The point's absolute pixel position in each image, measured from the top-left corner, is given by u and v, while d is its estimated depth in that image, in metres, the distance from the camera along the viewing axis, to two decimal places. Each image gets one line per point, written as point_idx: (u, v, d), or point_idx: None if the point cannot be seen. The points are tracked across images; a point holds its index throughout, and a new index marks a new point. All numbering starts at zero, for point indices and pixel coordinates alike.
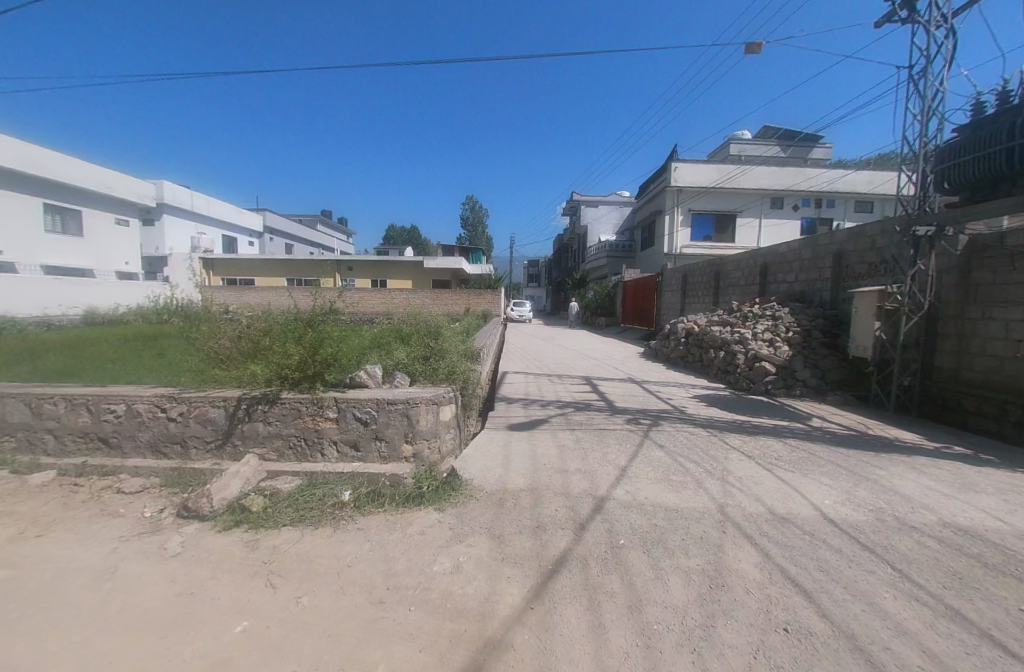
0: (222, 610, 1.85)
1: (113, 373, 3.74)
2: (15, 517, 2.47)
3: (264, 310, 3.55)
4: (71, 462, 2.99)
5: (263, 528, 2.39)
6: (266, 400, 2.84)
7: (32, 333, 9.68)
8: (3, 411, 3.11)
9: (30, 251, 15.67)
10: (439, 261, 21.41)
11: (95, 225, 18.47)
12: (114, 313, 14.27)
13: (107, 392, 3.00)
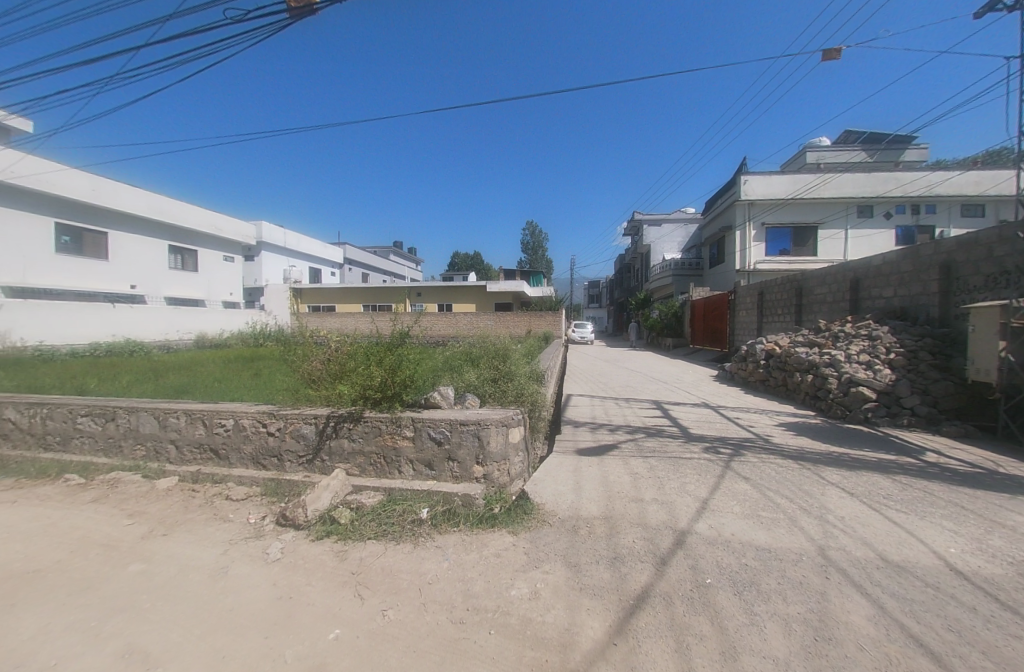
0: (318, 617, 1.96)
1: (229, 391, 4.24)
2: (146, 518, 2.84)
3: (349, 335, 3.82)
4: (191, 470, 3.39)
5: (350, 540, 2.53)
6: (351, 419, 3.07)
7: (171, 355, 11.42)
8: (135, 422, 3.59)
9: (157, 286, 18.55)
10: (501, 285, 21.96)
11: (208, 261, 21.27)
12: (220, 339, 16.30)
13: (219, 408, 3.39)
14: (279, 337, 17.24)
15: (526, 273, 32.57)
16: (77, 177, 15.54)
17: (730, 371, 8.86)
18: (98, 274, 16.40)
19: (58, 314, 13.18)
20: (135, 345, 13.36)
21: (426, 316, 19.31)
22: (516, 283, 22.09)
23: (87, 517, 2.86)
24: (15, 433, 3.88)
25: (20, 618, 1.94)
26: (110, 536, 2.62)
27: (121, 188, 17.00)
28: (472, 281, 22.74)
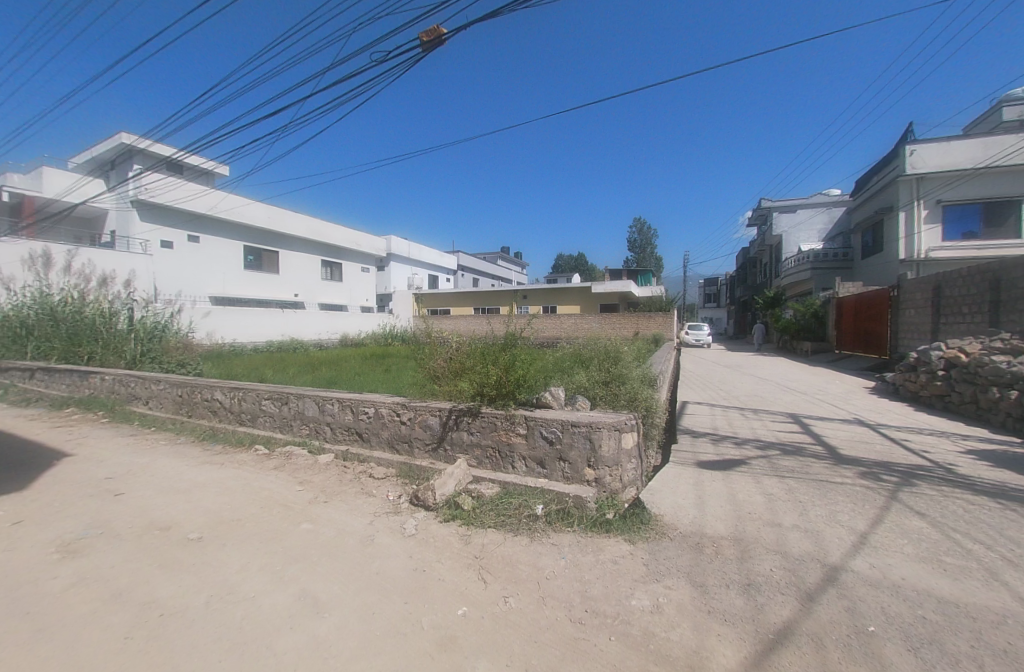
0: (448, 592, 2.16)
1: (372, 383, 4.90)
2: (312, 485, 3.43)
3: (467, 335, 4.11)
4: (342, 449, 4.00)
5: (473, 526, 2.72)
6: (469, 413, 3.31)
7: (330, 351, 13.66)
8: (302, 406, 4.36)
9: (312, 294, 22.35)
10: (608, 285, 21.50)
11: (349, 272, 24.88)
12: (359, 340, 19.06)
13: (363, 397, 3.94)
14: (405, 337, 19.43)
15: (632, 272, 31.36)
16: (259, 208, 19.53)
17: (893, 383, 7.35)
18: (271, 285, 20.39)
19: (240, 316, 16.47)
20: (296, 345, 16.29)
21: (541, 319, 19.80)
22: (622, 283, 21.44)
23: (272, 481, 3.56)
24: (223, 410, 5.00)
25: (235, 556, 2.52)
26: (287, 497, 3.23)
27: (288, 214, 20.92)
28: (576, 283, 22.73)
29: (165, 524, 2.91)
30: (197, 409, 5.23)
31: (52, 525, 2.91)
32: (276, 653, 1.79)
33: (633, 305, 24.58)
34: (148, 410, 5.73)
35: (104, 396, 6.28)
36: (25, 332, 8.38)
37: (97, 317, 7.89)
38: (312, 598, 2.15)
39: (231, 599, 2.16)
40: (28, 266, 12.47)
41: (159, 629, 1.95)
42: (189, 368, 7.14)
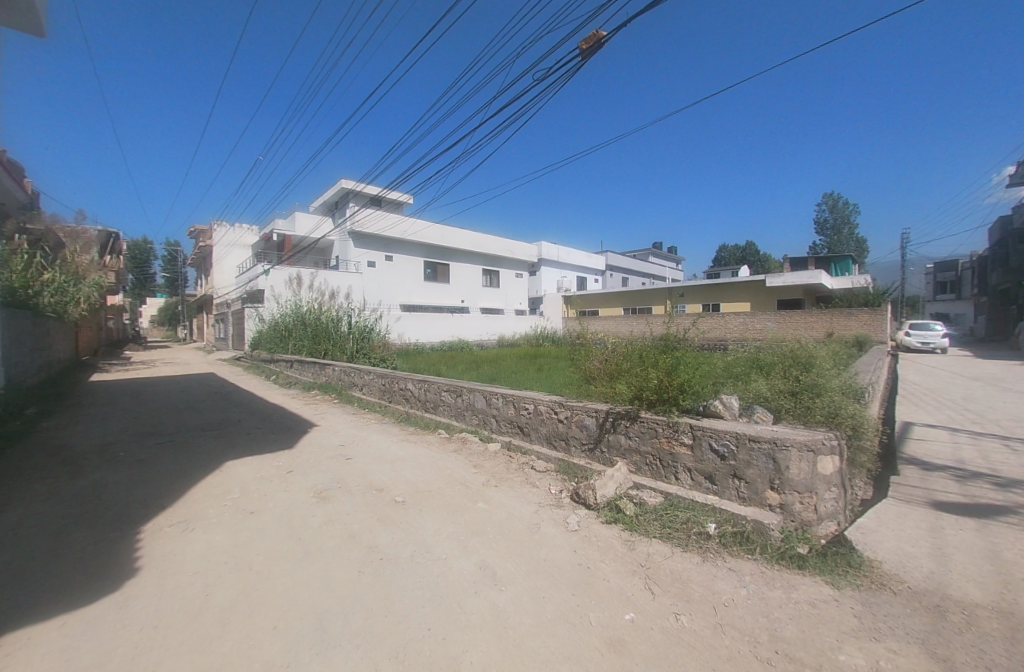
0: (614, 595, 2.17)
1: (532, 380, 5.27)
2: (484, 470, 3.89)
3: (623, 337, 4.10)
4: (506, 440, 4.43)
5: (636, 533, 2.70)
6: (628, 416, 3.31)
7: (495, 350, 15.17)
8: (472, 398, 4.97)
9: (475, 299, 25.15)
10: (786, 276, 18.46)
11: (506, 278, 27.12)
12: (515, 341, 20.95)
13: (523, 394, 4.28)
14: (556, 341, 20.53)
15: (818, 258, 25.97)
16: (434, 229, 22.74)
17: None
18: (444, 293, 23.76)
19: (422, 320, 20.13)
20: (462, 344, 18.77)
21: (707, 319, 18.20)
22: (808, 274, 18.00)
23: (452, 461, 4.17)
24: (412, 398, 6.06)
25: (429, 520, 3.05)
26: (465, 477, 3.74)
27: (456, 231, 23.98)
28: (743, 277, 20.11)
29: (379, 486, 3.68)
30: (395, 397, 6.46)
31: (310, 476, 4.00)
32: (466, 612, 2.11)
33: (825, 300, 20.37)
34: (362, 394, 7.33)
35: (336, 382, 8.29)
36: (288, 333, 11.60)
37: (332, 322, 10.49)
38: (491, 570, 2.44)
39: (429, 556, 2.62)
40: (293, 286, 17.32)
41: (382, 570, 2.52)
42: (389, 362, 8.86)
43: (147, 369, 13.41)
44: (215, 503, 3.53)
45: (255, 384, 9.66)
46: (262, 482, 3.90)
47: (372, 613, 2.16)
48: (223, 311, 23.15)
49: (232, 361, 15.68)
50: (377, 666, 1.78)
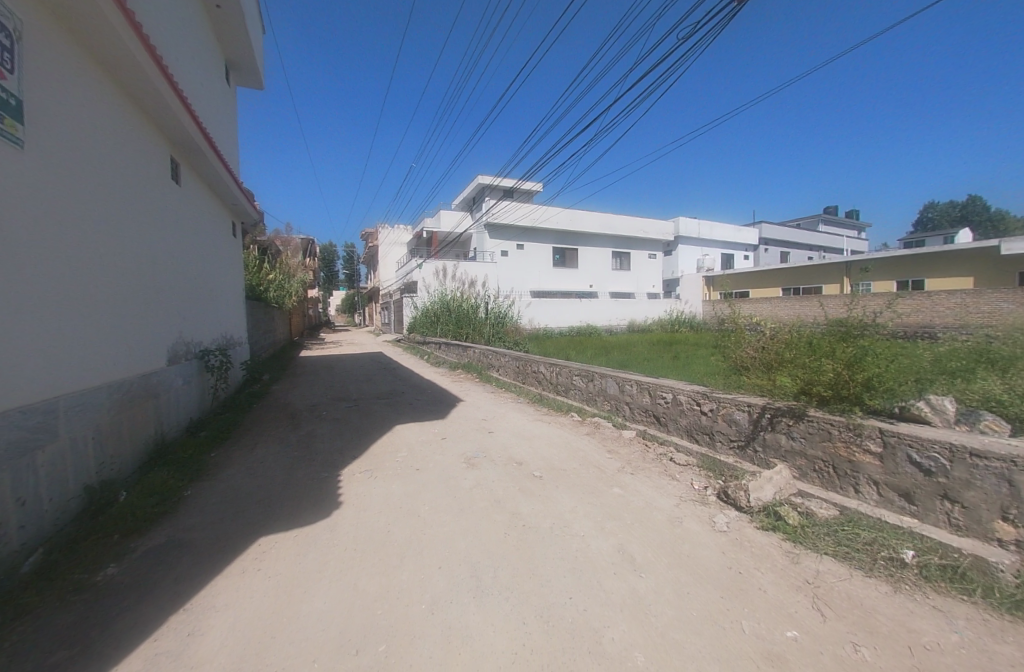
0: (772, 607, 1.98)
1: (669, 368, 5.02)
2: (619, 456, 3.90)
3: (787, 322, 3.75)
4: (641, 428, 4.38)
5: (801, 545, 2.42)
6: (792, 414, 2.98)
7: (633, 336, 14.91)
8: (605, 384, 5.00)
9: (603, 283, 24.70)
10: None
11: (637, 259, 25.83)
12: (648, 327, 20.19)
13: (660, 382, 4.18)
14: (696, 327, 18.95)
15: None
16: (561, 214, 22.89)
17: None
18: (573, 278, 23.88)
19: (551, 305, 20.64)
20: (591, 329, 18.81)
21: (905, 300, 14.64)
22: None
23: (586, 443, 4.28)
24: (546, 381, 6.36)
25: (566, 497, 3.22)
26: (599, 461, 3.81)
27: (586, 215, 23.76)
28: (962, 244, 15.16)
29: (518, 459, 4.00)
30: (529, 378, 6.86)
31: (460, 444, 4.56)
32: (606, 590, 2.19)
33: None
34: (500, 374, 7.97)
35: (477, 363, 9.17)
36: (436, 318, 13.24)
37: (471, 308, 11.58)
38: (629, 555, 2.47)
39: (568, 531, 2.77)
40: (440, 277, 19.52)
41: (525, 536, 2.77)
42: (523, 346, 9.40)
43: (337, 348, 16.93)
44: (390, 457, 4.33)
45: (413, 362, 11.34)
46: (422, 445, 4.61)
47: (518, 572, 2.41)
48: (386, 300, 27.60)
49: (394, 342, 18.65)
50: (524, 621, 2.01)
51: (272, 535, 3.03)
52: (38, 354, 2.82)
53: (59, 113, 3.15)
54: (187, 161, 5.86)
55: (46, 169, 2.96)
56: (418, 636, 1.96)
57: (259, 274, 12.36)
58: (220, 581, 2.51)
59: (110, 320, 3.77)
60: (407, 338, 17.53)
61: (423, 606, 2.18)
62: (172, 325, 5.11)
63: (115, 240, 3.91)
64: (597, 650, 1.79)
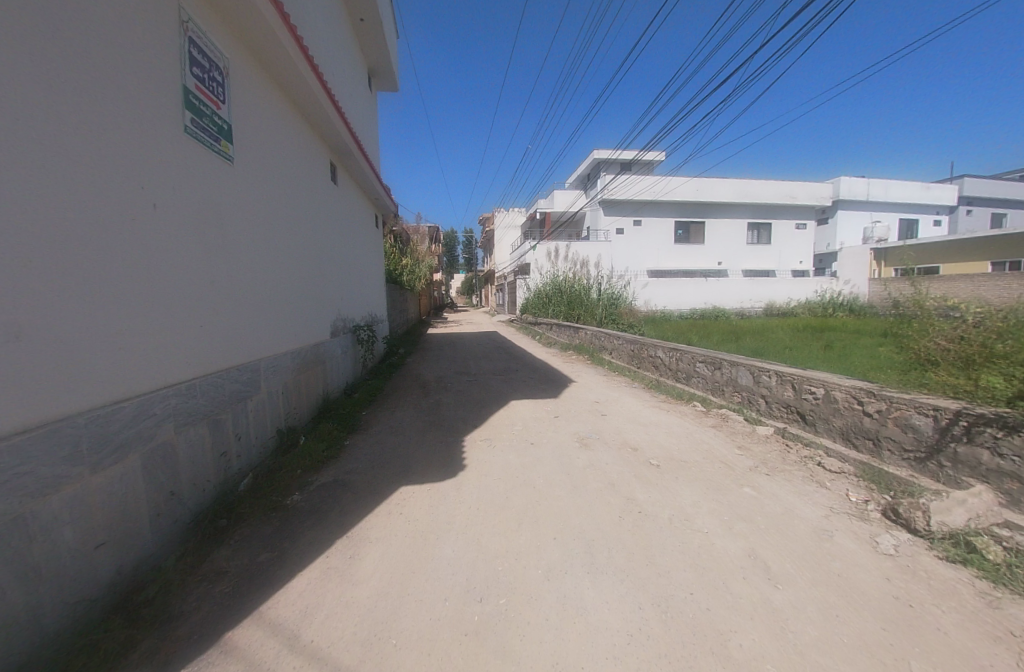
0: (954, 653, 1.64)
1: (820, 358, 4.32)
2: (752, 453, 3.54)
3: (1007, 305, 2.85)
4: (780, 426, 3.89)
5: (1005, 589, 1.92)
6: (1003, 426, 2.33)
7: (775, 320, 13.15)
8: (736, 372, 4.53)
9: (734, 259, 21.96)
10: None
11: (776, 229, 22.26)
12: (789, 310, 17.60)
13: (808, 375, 3.63)
14: (857, 309, 15.75)
15: None
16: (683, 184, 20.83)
17: None
18: (696, 255, 21.72)
19: (668, 286, 19.23)
20: (717, 311, 17.07)
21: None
22: None
23: (711, 435, 3.98)
24: (664, 366, 6.02)
25: (686, 489, 3.07)
26: (727, 456, 3.52)
27: (713, 183, 21.17)
28: None
29: (634, 445, 3.92)
30: (645, 363, 6.59)
31: (573, 424, 4.65)
32: (732, 593, 2.06)
33: None
34: (613, 357, 7.80)
35: (589, 344, 9.11)
36: (548, 299, 13.40)
37: (585, 289, 11.41)
38: (762, 562, 2.26)
39: (689, 524, 2.66)
40: (552, 259, 19.58)
41: (641, 522, 2.74)
42: (638, 329, 9.00)
43: (457, 326, 18.52)
44: (508, 430, 4.62)
45: (525, 341, 11.79)
46: (536, 421, 4.82)
47: (634, 556, 2.41)
48: (500, 281, 28.88)
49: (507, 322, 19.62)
50: (640, 606, 2.02)
51: (411, 486, 3.53)
52: (247, 325, 3.71)
53: (255, 133, 3.98)
54: (342, 163, 6.87)
55: (247, 179, 3.79)
56: (535, 597, 2.12)
57: (395, 259, 14.08)
58: (373, 518, 3.04)
59: (293, 300, 4.74)
60: (520, 318, 18.20)
61: (540, 570, 2.34)
62: (334, 304, 6.18)
63: (294, 235, 4.85)
64: (721, 652, 1.72)
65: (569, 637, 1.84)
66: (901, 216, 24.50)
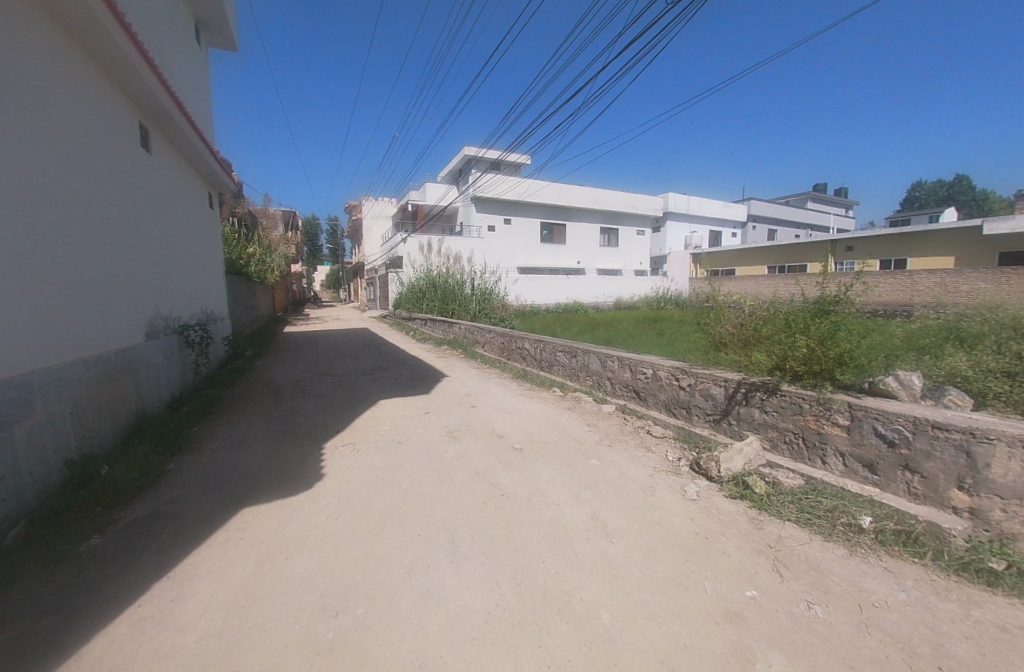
0: (734, 568, 2.09)
1: (650, 344, 5.11)
2: (599, 429, 3.98)
3: (767, 300, 3.73)
4: (621, 403, 4.46)
5: (766, 512, 2.52)
6: (766, 389, 3.05)
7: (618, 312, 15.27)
8: (588, 359, 5.04)
9: (592, 260, 24.62)
10: (1019, 221, 13.53)
11: (626, 236, 25.75)
12: (632, 304, 20.49)
13: (641, 358, 4.23)
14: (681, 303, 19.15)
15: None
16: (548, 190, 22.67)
17: None
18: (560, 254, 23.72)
19: (538, 283, 20.67)
20: (578, 306, 18.93)
21: (879, 276, 15.31)
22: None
23: (566, 417, 4.37)
24: (529, 357, 6.41)
25: (544, 469, 3.29)
26: (579, 433, 3.90)
27: (574, 190, 23.49)
28: (945, 223, 15.24)
29: (499, 433, 4.07)
30: (513, 354, 6.92)
31: (443, 418, 4.61)
32: (577, 554, 2.27)
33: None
34: (485, 351, 8.01)
35: (462, 339, 9.22)
36: (421, 295, 13.16)
37: (458, 284, 11.52)
38: (602, 522, 2.54)
39: (544, 500, 2.84)
40: (424, 252, 19.19)
41: (501, 505, 2.84)
42: (508, 322, 9.42)
43: (322, 324, 16.82)
44: (372, 432, 4.35)
45: (399, 337, 11.36)
46: (404, 419, 4.65)
47: (494, 538, 2.48)
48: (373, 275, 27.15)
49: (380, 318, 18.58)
50: (498, 584, 2.08)
51: (256, 505, 3.07)
52: (9, 327, 2.76)
53: (18, 74, 2.98)
54: (158, 127, 5.59)
55: (3, 133, 2.80)
56: (396, 598, 2.02)
57: (239, 246, 12.07)
58: (203, 550, 2.54)
59: (82, 294, 3.66)
60: (393, 314, 17.40)
61: (401, 571, 2.24)
62: (149, 299, 5.01)
63: (86, 212, 3.79)
64: (567, 608, 1.88)
65: (429, 630, 1.79)
66: (712, 230, 30.68)
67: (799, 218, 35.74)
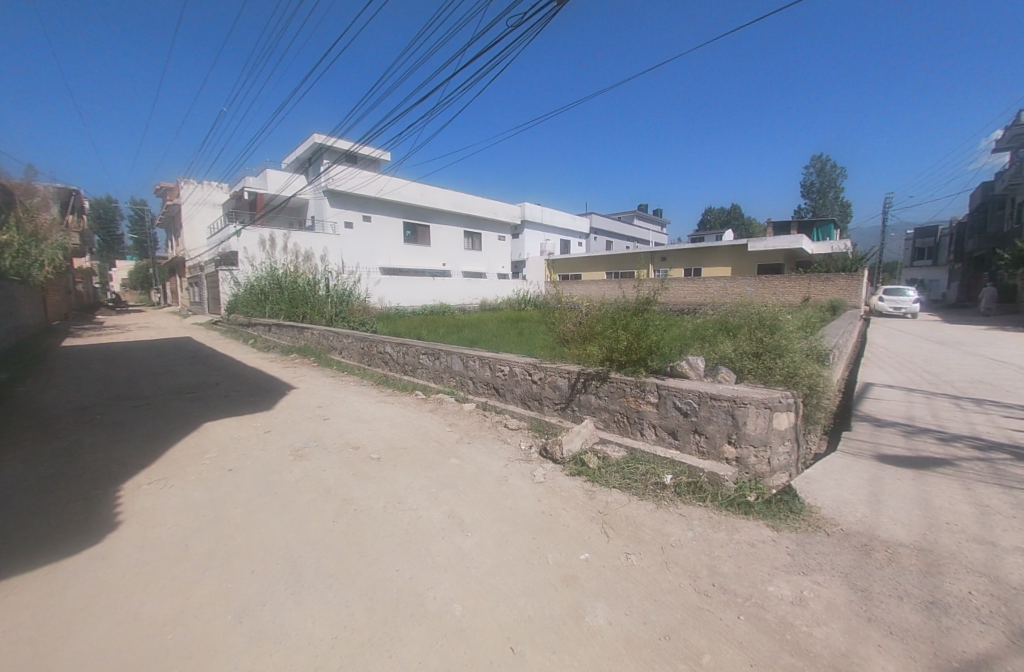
0: (572, 536, 2.35)
1: (506, 344, 5.43)
2: (460, 428, 4.06)
3: (600, 301, 4.30)
4: (481, 400, 4.64)
5: (598, 483, 2.91)
6: (598, 377, 3.52)
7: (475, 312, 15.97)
8: (451, 360, 5.10)
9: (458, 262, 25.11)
10: (768, 241, 18.40)
11: (488, 241, 26.89)
12: (496, 305, 21.61)
13: (499, 357, 4.47)
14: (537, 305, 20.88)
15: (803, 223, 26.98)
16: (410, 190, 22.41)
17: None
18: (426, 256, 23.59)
19: (402, 285, 20.19)
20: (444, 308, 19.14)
21: (682, 282, 19.04)
22: (793, 238, 18.04)
23: (428, 419, 4.35)
24: (391, 361, 6.19)
25: (402, 475, 3.20)
26: (439, 434, 3.92)
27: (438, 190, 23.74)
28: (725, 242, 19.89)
29: (356, 444, 3.83)
30: (374, 360, 6.59)
31: (290, 435, 4.13)
32: (432, 554, 2.27)
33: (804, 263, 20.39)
34: (343, 357, 7.45)
35: (316, 346, 8.41)
36: (263, 296, 11.58)
37: (310, 286, 10.48)
38: (458, 518, 2.60)
39: (401, 507, 2.77)
40: (266, 248, 17.21)
41: (354, 519, 2.67)
42: (368, 326, 8.94)
43: (122, 333, 13.31)
44: (194, 462, 3.64)
45: (236, 347, 9.76)
46: (239, 443, 4.01)
47: (344, 557, 2.32)
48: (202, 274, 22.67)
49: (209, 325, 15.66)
50: (347, 604, 1.94)
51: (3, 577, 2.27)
52: None
53: None
54: None
55: None
56: (219, 649, 1.72)
57: None
58: None
59: None
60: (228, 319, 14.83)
61: (229, 616, 1.91)
62: None
63: None
64: (420, 611, 1.86)
65: None
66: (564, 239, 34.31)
67: (632, 233, 42.48)
